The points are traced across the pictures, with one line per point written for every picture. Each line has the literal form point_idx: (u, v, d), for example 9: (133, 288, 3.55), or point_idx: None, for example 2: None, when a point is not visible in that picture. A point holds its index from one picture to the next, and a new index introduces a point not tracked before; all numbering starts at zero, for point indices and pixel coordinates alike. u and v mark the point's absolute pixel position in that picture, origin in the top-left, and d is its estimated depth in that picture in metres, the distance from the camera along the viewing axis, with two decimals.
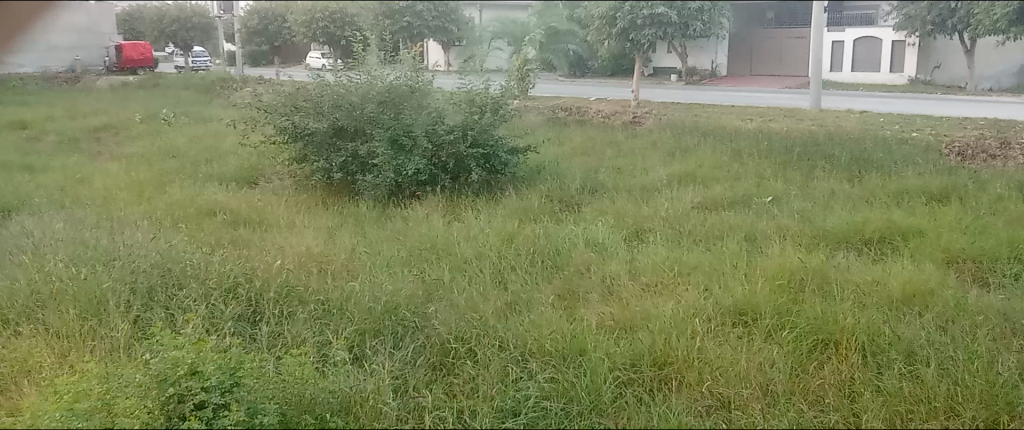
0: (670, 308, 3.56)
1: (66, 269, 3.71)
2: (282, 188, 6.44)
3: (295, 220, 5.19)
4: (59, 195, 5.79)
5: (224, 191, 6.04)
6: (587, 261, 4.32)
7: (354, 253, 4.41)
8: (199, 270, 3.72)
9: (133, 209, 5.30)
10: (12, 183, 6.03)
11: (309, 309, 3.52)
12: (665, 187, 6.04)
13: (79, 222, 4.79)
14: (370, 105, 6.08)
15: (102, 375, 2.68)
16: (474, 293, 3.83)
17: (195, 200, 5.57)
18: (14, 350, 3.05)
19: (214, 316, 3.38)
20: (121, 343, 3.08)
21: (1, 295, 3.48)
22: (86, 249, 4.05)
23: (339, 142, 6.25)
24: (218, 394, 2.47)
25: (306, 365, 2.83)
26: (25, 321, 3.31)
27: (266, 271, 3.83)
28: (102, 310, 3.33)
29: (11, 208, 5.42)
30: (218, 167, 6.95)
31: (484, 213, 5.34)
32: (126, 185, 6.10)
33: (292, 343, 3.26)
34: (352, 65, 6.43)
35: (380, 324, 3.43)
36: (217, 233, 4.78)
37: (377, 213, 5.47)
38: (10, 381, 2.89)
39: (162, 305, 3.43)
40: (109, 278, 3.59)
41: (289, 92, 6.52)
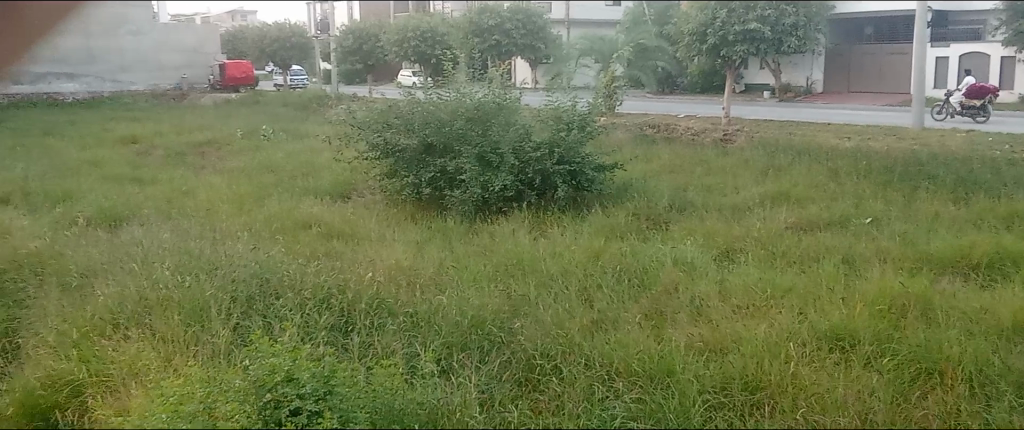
0: (763, 331, 3.45)
1: (173, 277, 3.89)
2: (373, 203, 6.60)
3: (385, 233, 5.32)
4: (165, 206, 6.09)
5: (319, 205, 6.23)
6: (674, 280, 4.24)
7: (442, 268, 4.47)
8: (295, 281, 3.85)
9: (234, 220, 5.53)
10: (124, 195, 6.39)
11: (398, 321, 3.59)
12: (757, 206, 5.90)
13: (185, 233, 5.03)
14: (459, 121, 6.18)
15: (204, 378, 2.78)
16: (560, 310, 3.82)
17: (292, 213, 5.76)
18: (122, 352, 3.18)
19: (309, 325, 3.48)
20: (221, 348, 3.22)
21: (112, 299, 3.67)
22: (190, 258, 4.24)
23: (428, 158, 6.39)
24: (312, 401, 2.56)
25: (396, 377, 2.89)
26: (133, 325, 3.47)
27: (358, 283, 3.93)
28: (204, 317, 3.48)
29: (122, 218, 5.74)
30: (313, 181, 7.19)
31: (570, 230, 5.33)
32: (228, 198, 6.38)
33: (382, 354, 3.32)
34: (442, 82, 6.57)
35: (466, 338, 3.46)
36: (312, 245, 4.93)
37: (464, 229, 5.53)
38: (118, 383, 3.01)
39: (260, 314, 3.56)
40: (211, 286, 3.74)
41: (381, 108, 6.70)
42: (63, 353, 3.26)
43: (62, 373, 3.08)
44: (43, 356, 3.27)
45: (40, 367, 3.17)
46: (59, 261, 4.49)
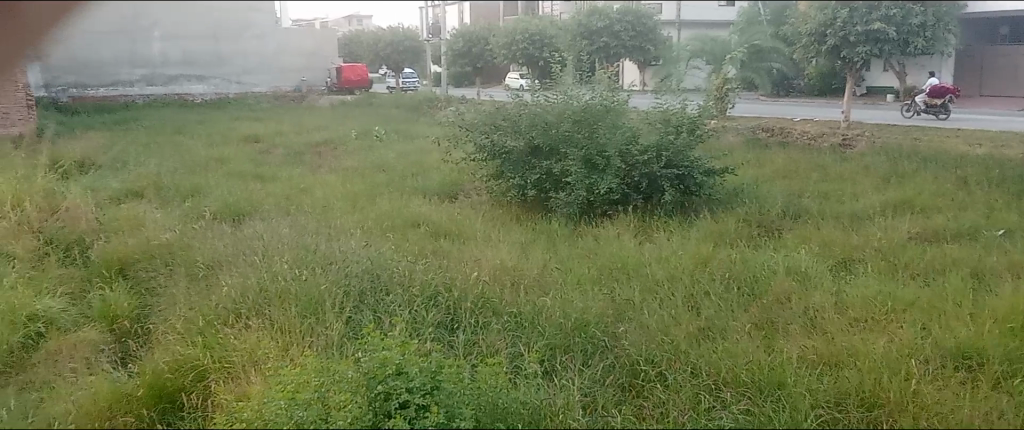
0: (881, 345, 3.30)
1: (290, 270, 4.07)
2: (480, 203, 6.70)
3: (491, 233, 5.38)
4: (285, 203, 6.38)
5: (428, 204, 6.38)
6: (786, 290, 4.10)
7: (546, 270, 4.48)
8: (404, 278, 3.96)
9: (347, 217, 5.73)
10: (247, 191, 6.73)
11: (502, 321, 3.63)
12: (878, 215, 5.62)
13: (301, 228, 5.24)
14: (566, 123, 6.16)
15: (318, 368, 2.89)
16: (665, 315, 3.76)
17: (401, 212, 5.92)
18: (243, 341, 3.35)
19: (417, 321, 3.57)
20: (333, 340, 3.34)
21: (236, 289, 3.88)
22: (306, 252, 4.42)
23: (534, 160, 6.45)
24: (420, 395, 2.63)
25: (500, 375, 2.93)
26: (253, 315, 3.64)
27: (463, 282, 4.00)
28: (318, 309, 3.62)
29: (245, 213, 6.05)
30: (422, 181, 7.35)
31: (678, 235, 5.25)
32: (342, 196, 6.62)
33: (486, 352, 3.36)
34: (549, 84, 6.53)
35: (570, 341, 3.46)
36: (420, 244, 5.05)
37: (569, 231, 5.53)
38: (239, 370, 3.16)
39: (371, 308, 3.68)
40: (326, 280, 3.90)
41: (489, 110, 6.82)
42: (189, 339, 3.45)
43: (187, 358, 3.25)
44: (171, 341, 3.47)
45: (169, 352, 3.36)
46: (188, 252, 4.78)
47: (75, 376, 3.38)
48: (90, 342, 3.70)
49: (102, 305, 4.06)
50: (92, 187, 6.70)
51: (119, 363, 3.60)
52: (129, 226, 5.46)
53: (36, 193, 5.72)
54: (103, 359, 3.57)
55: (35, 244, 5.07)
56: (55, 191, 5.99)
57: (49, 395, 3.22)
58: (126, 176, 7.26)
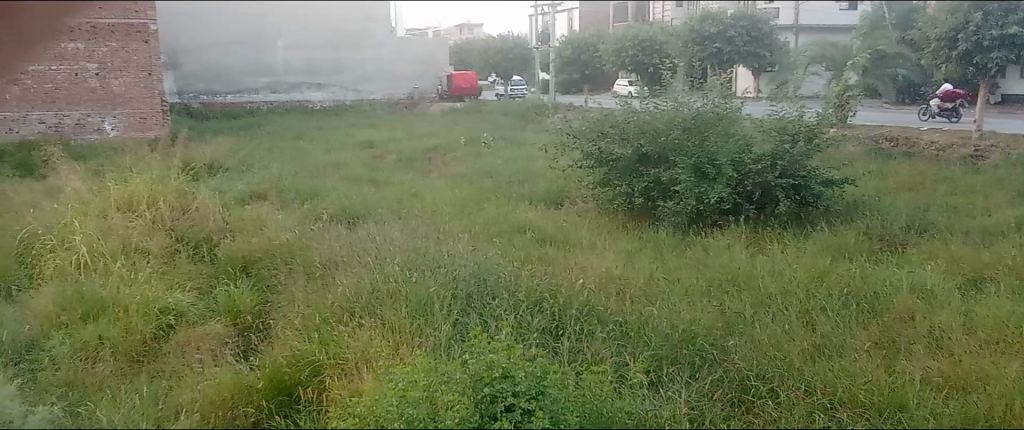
0: (1014, 370, 3.13)
1: (402, 272, 4.19)
2: (586, 211, 6.69)
3: (597, 241, 5.36)
4: (397, 206, 6.57)
5: (535, 210, 6.44)
6: (909, 307, 3.89)
7: (652, 279, 4.42)
8: (511, 283, 4.01)
9: (455, 222, 5.84)
10: (362, 194, 6.99)
11: (607, 329, 3.60)
12: (1013, 231, 5.26)
13: (412, 232, 5.39)
14: (676, 131, 6.08)
15: (427, 368, 2.96)
16: (778, 330, 3.64)
17: (509, 218, 5.98)
18: (356, 339, 3.45)
19: (522, 326, 3.60)
20: (442, 341, 3.42)
21: (350, 289, 4.01)
22: (416, 255, 4.54)
23: (642, 168, 6.36)
24: (526, 400, 2.66)
25: (605, 384, 2.92)
26: (366, 314, 3.76)
27: (569, 288, 4.00)
28: (428, 311, 3.70)
29: (359, 216, 6.26)
30: (529, 188, 7.40)
31: (793, 247, 5.07)
32: (451, 201, 6.75)
33: (591, 361, 3.35)
34: (659, 91, 6.50)
35: (677, 352, 3.40)
36: (526, 249, 5.10)
37: (677, 240, 5.44)
38: (351, 369, 3.27)
39: (477, 312, 3.74)
40: (435, 283, 3.98)
41: (598, 117, 6.85)
42: (306, 336, 3.60)
43: (304, 354, 3.40)
44: (289, 337, 3.63)
45: (287, 347, 3.52)
46: (306, 252, 4.99)
47: (201, 366, 3.59)
48: (216, 335, 3.92)
49: (227, 301, 4.30)
50: (219, 188, 7.10)
51: (240, 357, 3.79)
52: (253, 226, 5.75)
53: (170, 192, 6.10)
54: (227, 352, 3.79)
55: (167, 241, 5.41)
56: (186, 191, 6.38)
57: (178, 384, 3.43)
58: (250, 179, 7.66)
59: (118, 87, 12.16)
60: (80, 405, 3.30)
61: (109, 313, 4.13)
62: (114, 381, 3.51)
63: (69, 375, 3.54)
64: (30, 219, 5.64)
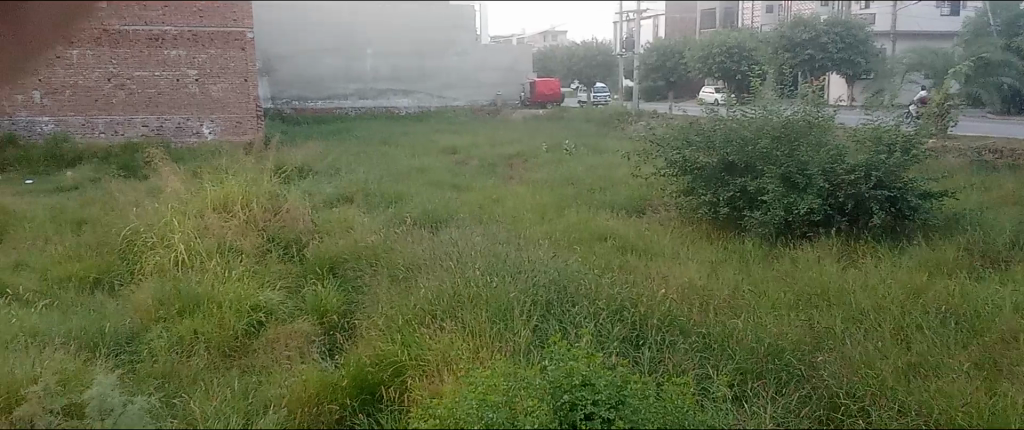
0: None
1: (483, 276, 4.21)
2: (668, 219, 6.60)
3: (680, 251, 5.28)
4: (478, 212, 6.63)
5: (616, 218, 6.41)
6: (1014, 328, 3.68)
7: (737, 291, 4.32)
8: (591, 291, 3.98)
9: (535, 228, 5.86)
10: (444, 199, 7.09)
11: (690, 341, 3.54)
12: None
13: (494, 237, 5.43)
14: (764, 140, 5.95)
15: (506, 373, 2.98)
16: (870, 347, 3.51)
17: (589, 225, 5.97)
18: (437, 341, 3.49)
19: (602, 334, 3.57)
20: (521, 346, 3.44)
21: (433, 292, 4.06)
22: (497, 260, 4.57)
23: (728, 177, 6.24)
24: (605, 409, 2.67)
25: (686, 396, 2.89)
26: (448, 317, 3.79)
27: (651, 298, 3.95)
28: (508, 316, 3.71)
29: (441, 220, 6.35)
30: (611, 195, 7.35)
31: (887, 262, 4.87)
32: (532, 207, 6.76)
33: (673, 372, 3.30)
34: (747, 99, 6.39)
35: (762, 366, 3.32)
36: (606, 257, 5.06)
37: (763, 252, 5.31)
38: (431, 369, 3.30)
39: (557, 319, 3.73)
40: (515, 289, 3.98)
41: (683, 126, 6.77)
42: (389, 336, 3.67)
43: (387, 354, 3.46)
44: (373, 338, 3.71)
45: (371, 347, 3.60)
46: (390, 254, 5.08)
47: (289, 363, 3.71)
48: (303, 333, 4.05)
49: (315, 301, 4.44)
50: (309, 191, 7.34)
51: (326, 355, 3.91)
52: (340, 229, 5.92)
53: (262, 193, 6.33)
54: (313, 350, 3.90)
55: (260, 241, 5.63)
56: (278, 194, 6.60)
57: (267, 379, 3.56)
58: (338, 182, 7.87)
59: (216, 92, 12.50)
60: (175, 396, 3.44)
61: (204, 308, 4.31)
62: (207, 374, 3.66)
63: (166, 367, 3.70)
64: (134, 218, 5.95)
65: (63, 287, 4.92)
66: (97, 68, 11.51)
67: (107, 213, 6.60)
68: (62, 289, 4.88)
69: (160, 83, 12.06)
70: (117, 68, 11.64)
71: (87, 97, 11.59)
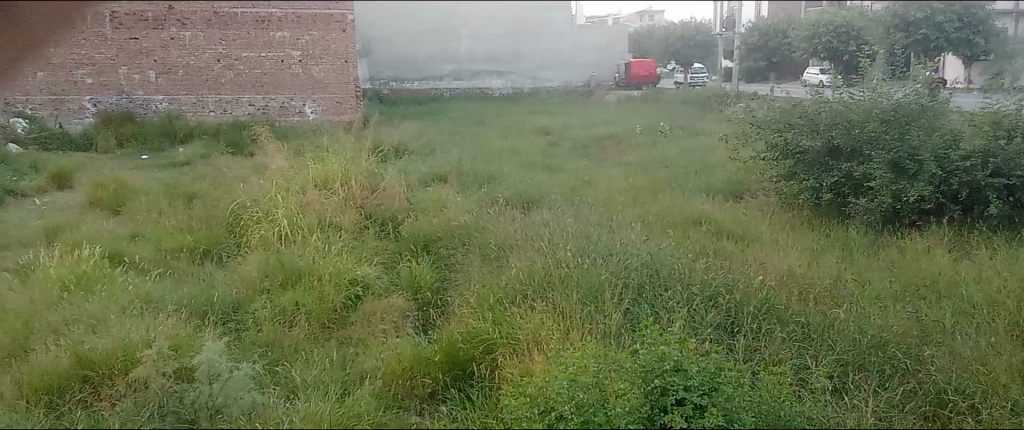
0: None
1: (574, 258, 4.19)
2: (767, 205, 6.41)
3: (779, 237, 5.12)
4: (570, 193, 6.61)
5: (712, 202, 6.25)
6: None
7: (840, 280, 4.16)
8: (685, 275, 3.91)
9: (627, 211, 5.78)
10: (537, 180, 7.10)
11: (788, 330, 3.44)
12: None
13: (586, 219, 5.40)
14: (872, 123, 5.67)
15: (597, 354, 2.96)
16: (982, 343, 3.33)
17: (684, 209, 5.87)
18: (527, 321, 3.49)
19: (696, 320, 3.51)
20: (611, 329, 3.42)
21: (524, 271, 4.07)
22: (589, 242, 4.53)
23: (832, 162, 6.00)
24: (698, 395, 2.64)
25: (784, 387, 2.83)
26: (539, 298, 3.79)
27: (748, 285, 3.85)
28: (599, 298, 3.69)
29: (533, 201, 6.36)
30: (708, 179, 7.20)
31: (1005, 254, 4.59)
32: (625, 190, 6.68)
33: (769, 361, 3.22)
34: (855, 81, 6.16)
35: (865, 358, 3.21)
36: (700, 242, 4.96)
37: (868, 241, 5.09)
38: (522, 348, 3.32)
39: (649, 303, 3.68)
40: (606, 271, 3.96)
41: (785, 107, 6.55)
42: (480, 314, 3.72)
43: (478, 331, 3.51)
44: (466, 315, 3.77)
45: (463, 324, 3.66)
46: (482, 233, 5.13)
47: (384, 337, 3.83)
48: (397, 308, 4.15)
49: (409, 277, 4.56)
50: (405, 170, 7.49)
51: (419, 330, 4.01)
52: (434, 207, 6.01)
53: (360, 171, 6.49)
54: (407, 325, 4.01)
55: (358, 218, 5.79)
56: (375, 172, 6.76)
57: (363, 351, 3.67)
58: (432, 162, 8.00)
59: (318, 73, 12.80)
60: (278, 364, 3.59)
61: (305, 281, 4.49)
62: (307, 344, 3.81)
63: (269, 336, 3.86)
64: (240, 193, 6.22)
65: (176, 257, 5.20)
66: (208, 49, 12.14)
67: (216, 188, 6.92)
68: (175, 259, 5.15)
69: (267, 63, 12.47)
70: (227, 49, 12.21)
71: (198, 77, 12.16)
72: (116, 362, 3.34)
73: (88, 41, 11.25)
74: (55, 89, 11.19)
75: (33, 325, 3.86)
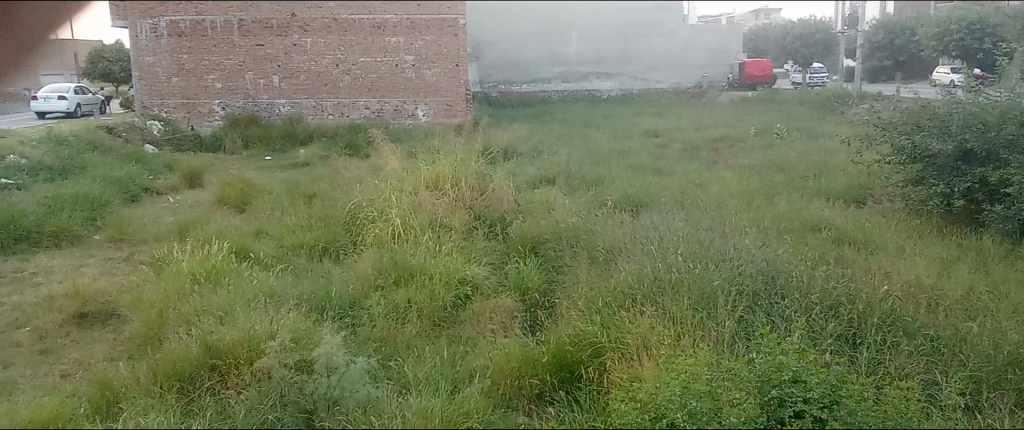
0: None
1: (685, 263, 4.10)
2: (892, 211, 6.09)
3: (905, 246, 4.86)
4: (681, 197, 6.49)
5: (832, 208, 6.00)
6: None
7: (973, 292, 3.91)
8: (803, 283, 3.76)
9: (741, 215, 5.62)
10: (647, 183, 7.01)
11: (915, 343, 3.28)
12: None
13: (698, 223, 5.30)
14: (1010, 125, 5.28)
15: (710, 361, 2.89)
16: None
17: (802, 214, 5.66)
18: (637, 325, 3.44)
19: (815, 330, 3.38)
20: (725, 337, 3.34)
21: (634, 275, 4.01)
22: (701, 247, 4.43)
23: (965, 166, 5.64)
24: (818, 408, 2.55)
25: (912, 402, 2.69)
26: (649, 303, 3.72)
27: (871, 295, 3.67)
28: (711, 305, 3.60)
29: (643, 204, 6.29)
30: (827, 183, 6.91)
31: None
32: (739, 194, 6.50)
33: (895, 376, 3.08)
34: (991, 81, 5.74)
35: (1000, 376, 3.05)
36: (820, 249, 4.77)
37: (1006, 250, 4.75)
38: (631, 352, 3.28)
39: (765, 311, 3.56)
40: (719, 276, 3.85)
41: (914, 108, 6.21)
42: (589, 317, 3.69)
43: (586, 334, 3.49)
44: (574, 317, 3.76)
45: (571, 326, 3.65)
46: (591, 236, 5.11)
47: (492, 336, 3.87)
48: (506, 308, 4.20)
49: (517, 278, 4.60)
50: (514, 172, 7.56)
51: (527, 331, 4.05)
52: (542, 209, 6.03)
53: (470, 173, 6.60)
54: (515, 325, 4.05)
55: (468, 218, 5.90)
56: (485, 174, 6.86)
57: (473, 350, 3.73)
58: (541, 164, 8.04)
59: (431, 77, 12.98)
60: (392, 360, 3.69)
61: (417, 279, 4.60)
62: (418, 341, 3.89)
63: (383, 332, 3.97)
64: (356, 193, 6.45)
65: (297, 253, 5.44)
66: (327, 54, 12.63)
67: (334, 188, 7.20)
68: (296, 256, 5.38)
69: (381, 68, 12.83)
70: (344, 53, 12.64)
71: (318, 81, 12.71)
72: (242, 352, 3.52)
73: (218, 48, 12.33)
74: (187, 93, 12.47)
75: (167, 315, 4.12)
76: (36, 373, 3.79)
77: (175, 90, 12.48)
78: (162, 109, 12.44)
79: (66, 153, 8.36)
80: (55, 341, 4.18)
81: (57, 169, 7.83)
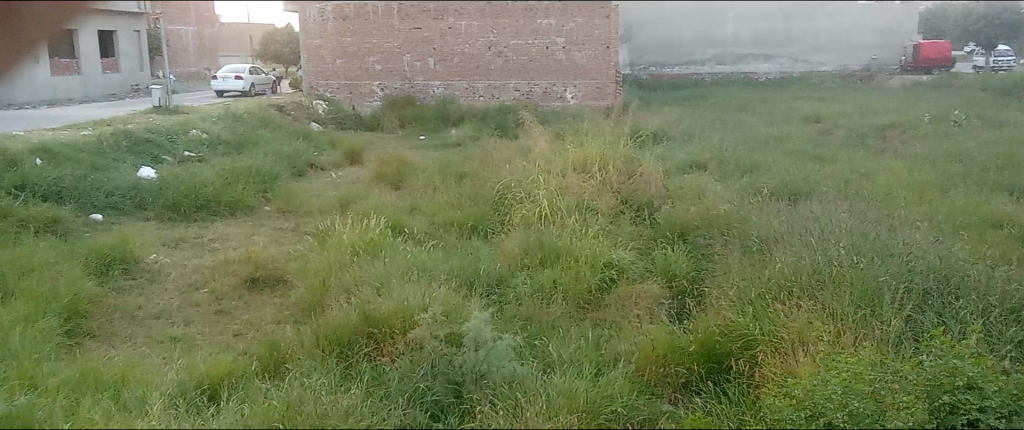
0: None
1: (847, 256, 3.87)
2: None
3: None
4: (844, 186, 6.14)
5: (1017, 203, 5.49)
6: None
7: None
8: (981, 284, 3.52)
9: (911, 208, 5.25)
10: (806, 171, 6.69)
11: None
12: None
13: (861, 214, 5.00)
14: None
15: (875, 361, 2.73)
16: None
17: (981, 208, 5.21)
18: (793, 319, 3.30)
19: (994, 335, 3.23)
20: (890, 337, 3.16)
21: (790, 266, 3.82)
22: (864, 239, 4.17)
23: None
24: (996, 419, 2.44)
25: None
26: (806, 296, 3.56)
27: None
28: (875, 301, 3.40)
29: (801, 193, 6.02)
30: (1012, 176, 6.32)
31: None
32: (909, 185, 6.06)
33: None
34: None
35: None
36: (1003, 247, 4.39)
37: None
38: (787, 347, 3.15)
39: (936, 312, 3.37)
40: (886, 272, 3.59)
41: None
42: (740, 308, 3.57)
43: (738, 325, 3.39)
44: (724, 307, 3.66)
45: (721, 317, 3.55)
46: (744, 224, 4.94)
47: (638, 322, 3.85)
48: (653, 294, 4.17)
49: (664, 263, 4.57)
50: (663, 156, 7.45)
51: (674, 320, 4.00)
52: (691, 195, 5.89)
53: (619, 156, 6.55)
54: (661, 312, 4.02)
55: (615, 202, 5.86)
56: (635, 158, 6.78)
57: (618, 334, 3.72)
58: (691, 148, 7.87)
59: (580, 59, 12.88)
60: (537, 339, 3.74)
61: (563, 261, 4.63)
62: (564, 322, 3.93)
63: (529, 311, 4.03)
64: (505, 174, 6.57)
65: (448, 230, 5.62)
66: (481, 37, 12.90)
67: (484, 168, 7.36)
68: (447, 233, 5.57)
69: (532, 49, 12.90)
70: (497, 36, 12.85)
71: (472, 64, 13.01)
72: (396, 323, 3.69)
73: (379, 31, 12.98)
74: (350, 74, 13.21)
75: (329, 283, 4.38)
76: (213, 331, 4.15)
77: (339, 72, 13.26)
78: (327, 90, 13.34)
79: (242, 129, 9.04)
80: (229, 302, 4.55)
81: (234, 143, 8.49)
